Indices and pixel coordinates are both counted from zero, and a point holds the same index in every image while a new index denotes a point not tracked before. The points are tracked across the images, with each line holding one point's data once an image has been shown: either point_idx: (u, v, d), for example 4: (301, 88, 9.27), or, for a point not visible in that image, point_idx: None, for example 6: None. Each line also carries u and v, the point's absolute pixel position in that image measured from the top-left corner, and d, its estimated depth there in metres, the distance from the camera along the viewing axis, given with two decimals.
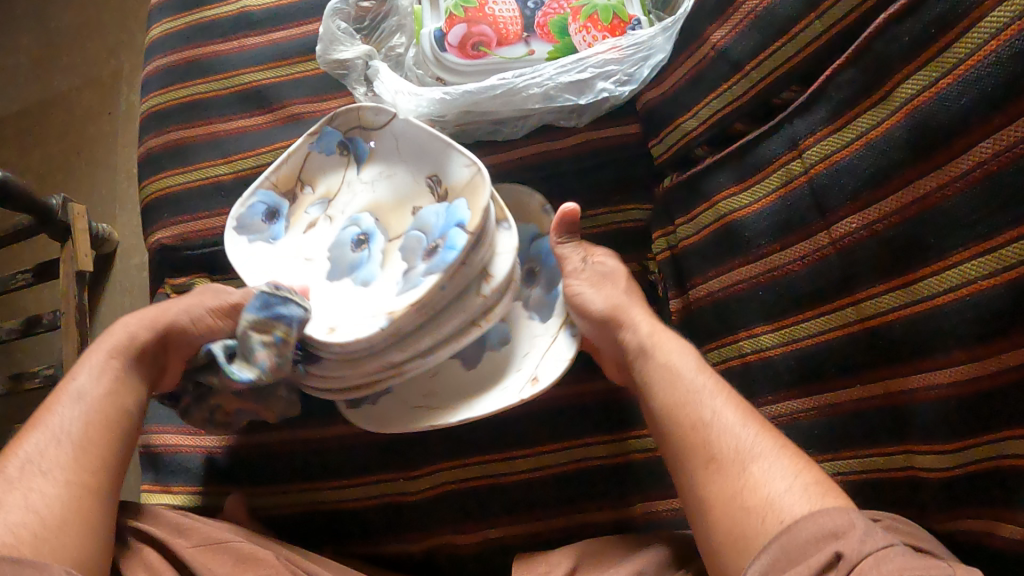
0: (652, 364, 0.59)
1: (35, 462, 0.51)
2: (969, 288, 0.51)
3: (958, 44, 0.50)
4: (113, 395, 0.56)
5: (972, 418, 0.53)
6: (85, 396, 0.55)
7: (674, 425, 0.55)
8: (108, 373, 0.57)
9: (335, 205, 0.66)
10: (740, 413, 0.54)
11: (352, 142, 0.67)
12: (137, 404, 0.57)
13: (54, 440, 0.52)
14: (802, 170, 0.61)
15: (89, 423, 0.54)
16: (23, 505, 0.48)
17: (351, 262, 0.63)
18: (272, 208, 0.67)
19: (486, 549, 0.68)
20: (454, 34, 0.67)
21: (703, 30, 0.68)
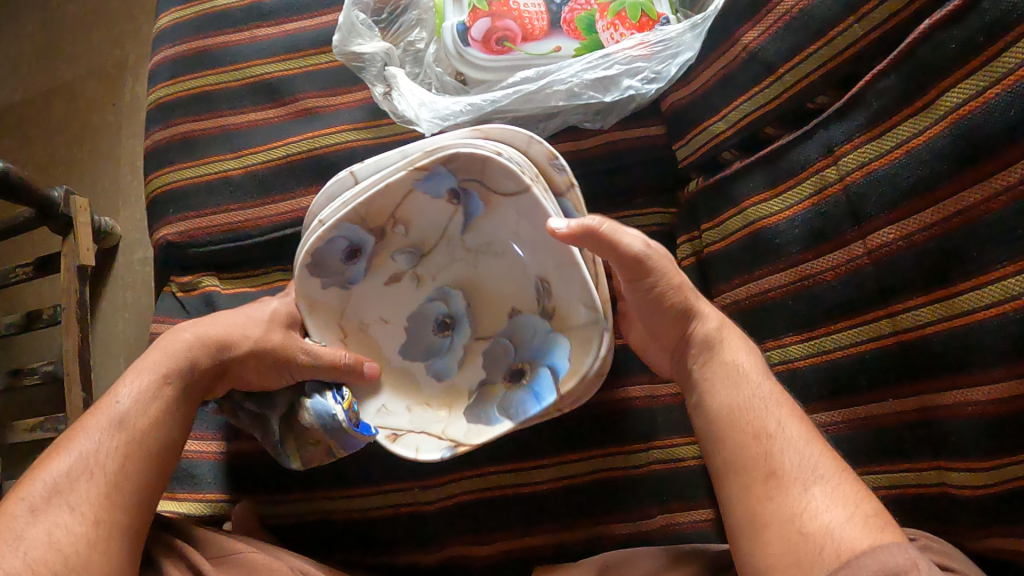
0: (720, 363, 0.54)
1: (64, 487, 0.47)
2: (1012, 304, 0.49)
3: (1008, 54, 0.48)
4: (156, 421, 0.52)
5: (1009, 438, 0.51)
6: (125, 419, 0.51)
7: (733, 431, 0.51)
8: (154, 397, 0.52)
9: (424, 262, 0.62)
10: (806, 430, 0.50)
11: (463, 194, 0.59)
12: (180, 433, 0.53)
13: (86, 464, 0.48)
14: (837, 177, 0.59)
15: (128, 449, 0.50)
16: (46, 539, 0.45)
17: (430, 344, 0.63)
18: (349, 249, 0.59)
19: (501, 559, 0.66)
20: (478, 28, 0.65)
21: (734, 30, 0.65)
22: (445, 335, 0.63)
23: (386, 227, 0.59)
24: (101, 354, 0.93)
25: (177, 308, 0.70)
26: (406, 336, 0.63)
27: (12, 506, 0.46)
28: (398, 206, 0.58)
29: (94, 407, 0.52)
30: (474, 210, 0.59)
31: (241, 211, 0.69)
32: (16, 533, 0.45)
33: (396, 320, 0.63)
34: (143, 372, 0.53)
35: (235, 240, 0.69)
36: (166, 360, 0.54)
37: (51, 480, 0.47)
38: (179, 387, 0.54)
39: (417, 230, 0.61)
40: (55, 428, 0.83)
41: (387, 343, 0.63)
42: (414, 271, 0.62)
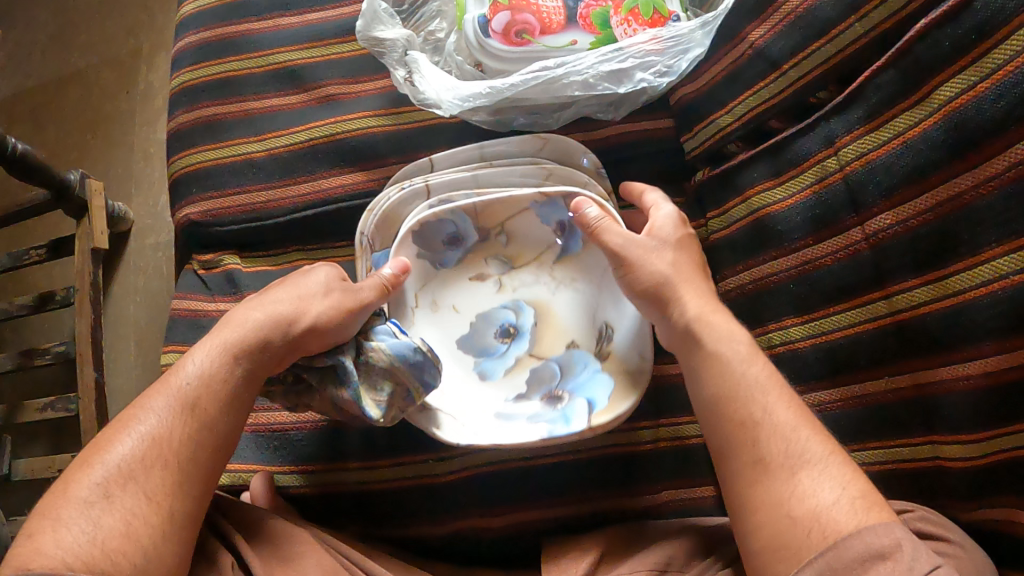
0: (703, 353, 0.56)
1: (138, 473, 0.47)
2: (1001, 283, 0.53)
3: (998, 49, 0.51)
4: (225, 400, 0.52)
5: (998, 410, 0.55)
6: (197, 399, 0.51)
7: (723, 420, 0.53)
8: (228, 374, 0.52)
9: (513, 275, 0.71)
10: (794, 410, 0.52)
11: (568, 231, 0.69)
12: (242, 416, 0.53)
13: (157, 449, 0.48)
14: (837, 167, 0.62)
15: (197, 430, 0.50)
16: (121, 529, 0.44)
17: (486, 344, 0.69)
18: (456, 233, 0.69)
19: (512, 532, 0.69)
20: (498, 20, 0.68)
21: (741, 29, 0.69)
22: (504, 341, 0.69)
23: (491, 232, 0.70)
24: (112, 337, 0.94)
25: (198, 285, 0.72)
26: (470, 330, 0.69)
27: (81, 490, 0.45)
28: (511, 218, 0.69)
29: (163, 380, 0.52)
30: (572, 247, 0.70)
31: (265, 191, 0.72)
32: (89, 520, 0.44)
33: (467, 311, 0.70)
34: (215, 346, 0.53)
35: (258, 220, 0.71)
36: (245, 331, 0.54)
37: (120, 464, 0.47)
38: (254, 364, 0.53)
39: (517, 244, 0.71)
40: (67, 407, 0.84)
41: (451, 327, 0.70)
42: (499, 278, 0.71)
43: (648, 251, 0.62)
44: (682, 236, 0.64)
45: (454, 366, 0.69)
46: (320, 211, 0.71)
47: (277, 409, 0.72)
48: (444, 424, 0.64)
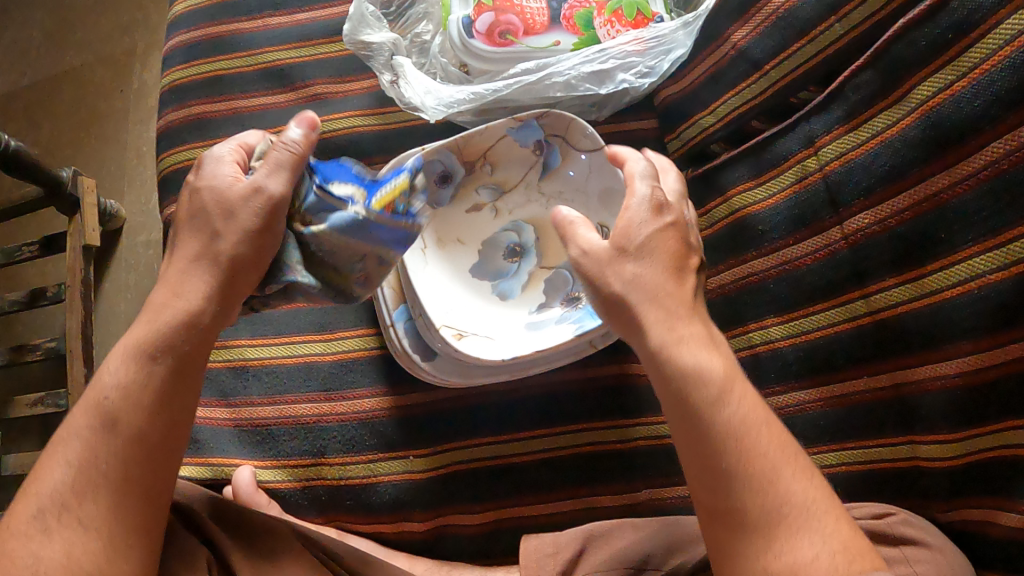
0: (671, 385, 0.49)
1: (70, 502, 0.48)
2: (979, 282, 0.53)
3: (974, 49, 0.52)
4: (155, 408, 0.50)
5: (974, 409, 0.55)
6: (116, 418, 0.49)
7: (693, 464, 0.48)
8: (145, 383, 0.50)
9: (506, 199, 0.73)
10: (767, 448, 0.47)
11: (547, 146, 0.71)
12: (186, 397, 0.51)
13: (86, 474, 0.49)
14: (817, 167, 0.63)
15: (119, 450, 0.49)
16: (60, 560, 0.47)
17: (498, 267, 0.73)
18: (442, 173, 0.68)
19: (495, 529, 0.69)
20: (482, 22, 0.68)
21: (723, 29, 0.69)
22: (514, 261, 0.72)
23: (476, 165, 0.71)
24: (102, 334, 0.95)
25: None
26: (479, 258, 0.73)
27: (22, 521, 0.48)
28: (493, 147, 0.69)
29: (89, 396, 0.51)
30: (553, 162, 0.72)
31: None
32: (32, 553, 0.47)
33: (473, 241, 0.73)
34: (130, 345, 0.51)
35: None
36: (155, 329, 0.50)
37: (54, 495, 0.48)
38: (175, 362, 0.50)
39: (501, 170, 0.72)
40: (56, 403, 0.84)
41: (459, 261, 0.72)
42: (493, 205, 0.73)
43: (607, 264, 0.52)
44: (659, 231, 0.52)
45: (474, 297, 0.71)
46: None
47: (260, 404, 0.72)
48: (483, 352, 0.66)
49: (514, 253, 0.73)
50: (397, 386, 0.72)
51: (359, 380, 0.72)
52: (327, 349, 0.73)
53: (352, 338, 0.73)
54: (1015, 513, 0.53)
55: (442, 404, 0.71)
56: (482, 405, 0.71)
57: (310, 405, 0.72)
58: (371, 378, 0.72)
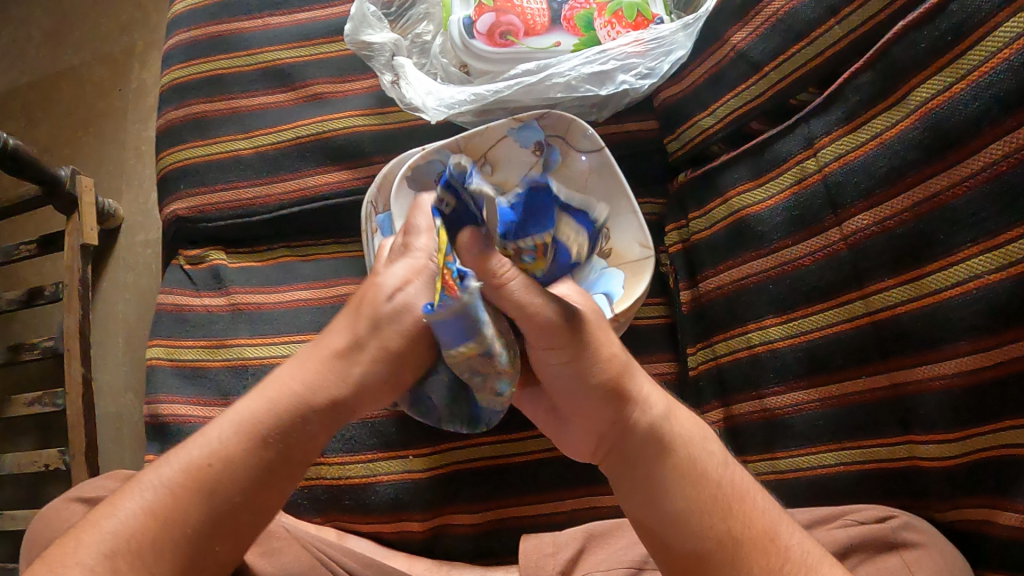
0: (655, 456, 0.47)
1: (145, 555, 0.44)
2: (977, 282, 0.53)
3: (973, 52, 0.52)
4: (241, 484, 0.47)
5: (973, 409, 0.55)
6: (218, 484, 0.46)
7: (695, 543, 0.45)
8: (248, 461, 0.47)
9: None
10: (747, 507, 0.46)
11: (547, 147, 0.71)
12: (298, 465, 0.49)
13: (164, 527, 0.45)
14: (816, 168, 0.63)
15: (209, 514, 0.46)
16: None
17: None
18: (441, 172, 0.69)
19: (494, 528, 0.69)
20: (483, 22, 0.69)
21: (724, 31, 0.69)
22: None
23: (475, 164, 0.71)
24: (100, 333, 0.95)
25: (184, 280, 0.72)
26: None
27: (87, 557, 0.44)
28: (492, 147, 0.70)
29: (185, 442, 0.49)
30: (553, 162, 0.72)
31: (251, 188, 0.72)
32: None
33: None
34: (238, 420, 0.48)
35: (245, 216, 0.72)
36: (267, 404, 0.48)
37: (127, 538, 0.45)
38: (282, 447, 0.48)
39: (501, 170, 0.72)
40: (53, 402, 0.84)
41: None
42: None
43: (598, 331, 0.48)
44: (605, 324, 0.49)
45: None
46: (306, 207, 0.71)
47: None
48: None
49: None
50: None
51: None
52: None
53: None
54: (1015, 512, 0.53)
55: None
56: None
57: None
58: None
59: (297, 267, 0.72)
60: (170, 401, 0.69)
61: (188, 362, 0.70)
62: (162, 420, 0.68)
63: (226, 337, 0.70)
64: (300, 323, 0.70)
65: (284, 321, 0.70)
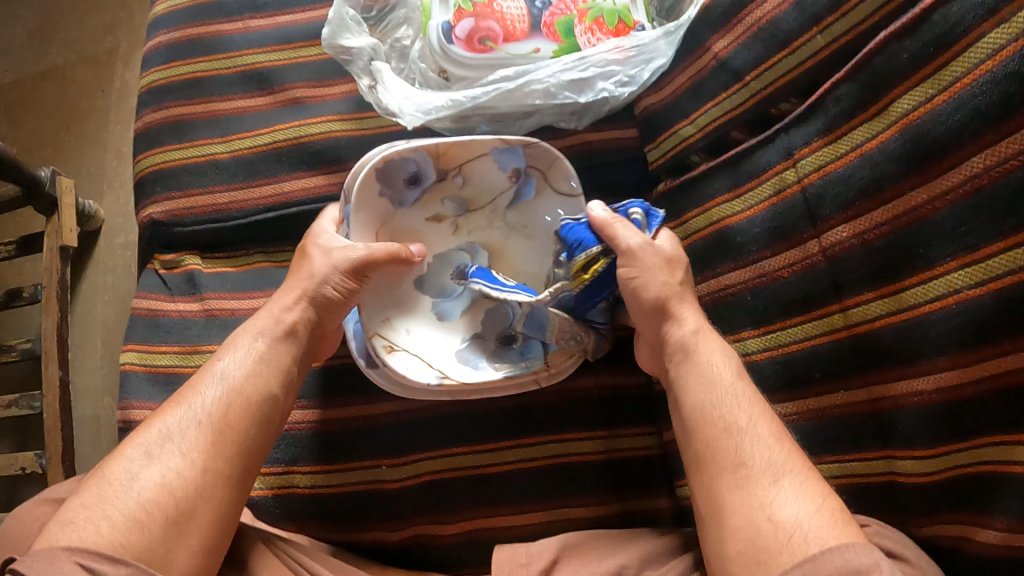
0: (682, 355, 0.60)
1: (175, 435, 0.53)
2: (955, 297, 0.52)
3: (953, 64, 0.51)
4: (263, 384, 0.58)
5: (951, 424, 0.54)
6: (239, 385, 0.57)
7: (706, 428, 0.55)
8: (262, 371, 0.58)
9: (467, 216, 0.73)
10: (773, 426, 0.53)
11: (522, 177, 0.71)
12: (295, 368, 0.61)
13: (194, 416, 0.54)
14: (795, 179, 0.62)
15: (233, 411, 0.55)
16: (159, 480, 0.50)
17: (443, 285, 0.71)
18: (411, 176, 0.68)
19: (468, 538, 0.69)
20: (462, 27, 0.68)
21: (706, 39, 0.68)
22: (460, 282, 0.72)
23: (448, 173, 0.70)
24: (78, 336, 0.94)
25: (159, 284, 0.72)
26: (428, 271, 0.71)
27: (130, 448, 0.52)
28: (468, 162, 0.69)
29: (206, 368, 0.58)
30: (524, 193, 0.72)
31: (226, 193, 0.72)
32: (130, 471, 0.50)
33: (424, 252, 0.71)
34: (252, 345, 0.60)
35: (220, 221, 0.71)
36: (272, 327, 0.61)
37: (165, 430, 0.53)
38: (298, 351, 0.62)
39: (471, 188, 0.71)
40: (30, 405, 0.84)
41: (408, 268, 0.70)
42: (454, 220, 0.72)
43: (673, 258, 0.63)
44: (671, 280, 0.62)
45: (416, 312, 0.71)
46: (281, 213, 0.71)
47: None
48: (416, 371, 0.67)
49: (464, 277, 0.72)
50: (375, 393, 0.72)
51: (336, 387, 0.72)
52: None
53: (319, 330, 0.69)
54: (992, 530, 0.52)
55: (419, 413, 0.71)
56: (458, 415, 0.71)
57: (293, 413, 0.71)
58: (350, 385, 0.72)
59: (273, 273, 0.71)
60: (141, 406, 0.68)
61: (161, 368, 0.69)
62: (133, 426, 0.67)
63: (201, 343, 0.69)
64: None
65: None
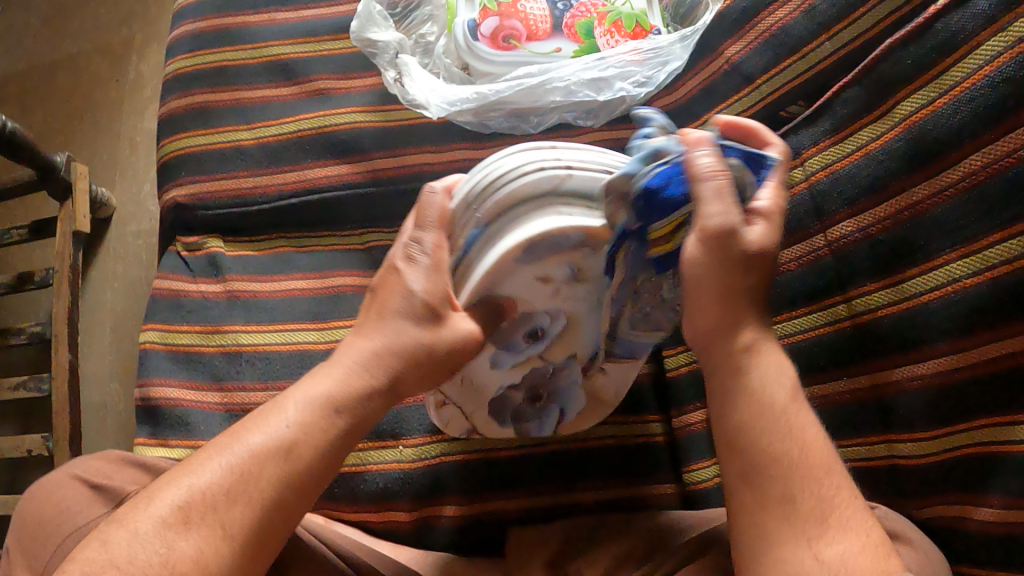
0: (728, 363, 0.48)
1: (218, 503, 0.43)
2: (953, 286, 0.56)
3: (954, 69, 0.55)
4: (323, 449, 0.46)
5: (948, 406, 0.57)
6: (290, 450, 0.45)
7: (752, 448, 0.46)
8: (321, 436, 0.46)
9: (574, 284, 0.50)
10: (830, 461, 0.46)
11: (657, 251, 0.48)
12: (357, 429, 0.48)
13: (242, 480, 0.44)
14: (804, 177, 0.66)
15: (284, 474, 0.44)
16: (193, 556, 0.41)
17: (512, 347, 0.54)
18: (558, 240, 0.43)
19: (481, 521, 0.71)
20: (487, 25, 0.71)
21: (718, 45, 0.72)
22: (529, 346, 0.55)
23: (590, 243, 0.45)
24: (87, 319, 0.96)
25: (179, 266, 0.73)
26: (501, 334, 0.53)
27: (160, 507, 0.43)
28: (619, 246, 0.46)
29: (265, 407, 0.47)
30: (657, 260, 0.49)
31: (250, 178, 0.74)
32: (166, 541, 0.42)
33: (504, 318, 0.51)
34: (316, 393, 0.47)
35: (242, 205, 0.73)
36: (339, 385, 0.47)
37: (203, 491, 0.43)
38: (369, 413, 0.48)
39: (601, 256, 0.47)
40: (38, 387, 0.84)
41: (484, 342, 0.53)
42: (561, 284, 0.49)
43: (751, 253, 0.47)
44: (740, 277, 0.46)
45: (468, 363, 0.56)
46: (303, 199, 0.73)
47: (253, 389, 0.69)
48: (448, 420, 0.63)
49: (534, 339, 0.54)
50: None
51: None
52: (322, 338, 0.70)
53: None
54: (987, 508, 0.55)
55: None
56: None
57: None
58: None
59: (294, 258, 0.73)
60: (162, 384, 0.69)
61: (182, 347, 0.70)
62: (154, 403, 0.68)
63: (221, 323, 0.70)
64: (296, 312, 0.71)
65: (279, 310, 0.71)
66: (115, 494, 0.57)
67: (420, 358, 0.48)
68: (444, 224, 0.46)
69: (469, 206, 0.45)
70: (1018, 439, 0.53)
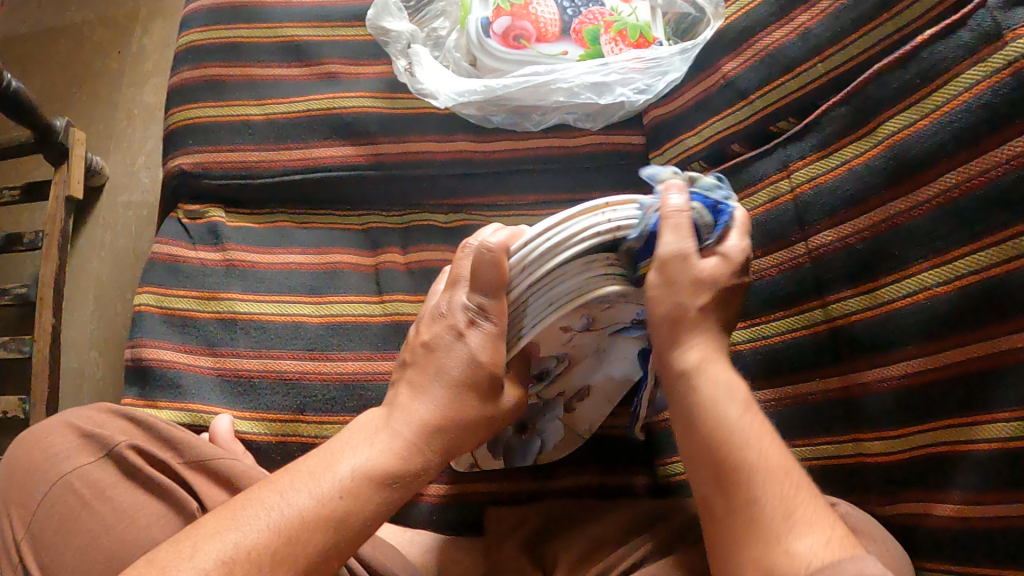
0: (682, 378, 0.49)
1: (265, 566, 0.41)
2: (926, 294, 0.59)
3: (935, 95, 0.59)
4: (364, 523, 0.45)
5: (913, 407, 0.61)
6: (340, 519, 0.44)
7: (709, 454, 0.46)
8: (368, 508, 0.45)
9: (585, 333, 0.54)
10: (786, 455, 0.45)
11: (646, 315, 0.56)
12: (391, 506, 0.47)
13: (288, 546, 0.42)
14: (789, 188, 0.70)
15: (326, 544, 0.43)
16: None
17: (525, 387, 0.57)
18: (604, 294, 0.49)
19: (464, 499, 0.73)
20: (500, 24, 0.74)
21: (715, 61, 0.77)
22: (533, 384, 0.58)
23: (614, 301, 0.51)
24: (72, 290, 1.03)
25: (181, 233, 0.76)
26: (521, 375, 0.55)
27: (201, 561, 0.40)
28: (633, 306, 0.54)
29: (307, 469, 0.46)
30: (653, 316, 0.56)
31: (257, 152, 0.76)
32: None
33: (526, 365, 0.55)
34: (364, 463, 0.47)
35: (250, 176, 0.76)
36: (391, 461, 0.47)
37: (248, 552, 0.41)
38: (405, 493, 0.48)
39: (609, 316, 0.53)
40: (20, 349, 0.83)
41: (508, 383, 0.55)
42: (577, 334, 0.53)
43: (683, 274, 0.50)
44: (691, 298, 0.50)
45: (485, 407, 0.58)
46: (309, 175, 0.76)
47: (246, 355, 0.71)
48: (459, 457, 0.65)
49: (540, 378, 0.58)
50: None
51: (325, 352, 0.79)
52: (317, 311, 0.73)
53: (360, 302, 0.74)
54: (947, 504, 0.59)
55: None
56: None
57: (295, 361, 0.71)
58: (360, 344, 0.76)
59: (293, 233, 0.77)
60: (155, 346, 0.71)
61: (178, 312, 0.73)
62: (145, 364, 0.71)
63: (219, 290, 0.73)
64: (292, 285, 0.74)
65: (277, 281, 0.74)
66: (106, 443, 0.57)
67: (474, 430, 0.50)
68: (501, 283, 0.48)
69: (525, 268, 0.48)
70: (977, 438, 0.56)
